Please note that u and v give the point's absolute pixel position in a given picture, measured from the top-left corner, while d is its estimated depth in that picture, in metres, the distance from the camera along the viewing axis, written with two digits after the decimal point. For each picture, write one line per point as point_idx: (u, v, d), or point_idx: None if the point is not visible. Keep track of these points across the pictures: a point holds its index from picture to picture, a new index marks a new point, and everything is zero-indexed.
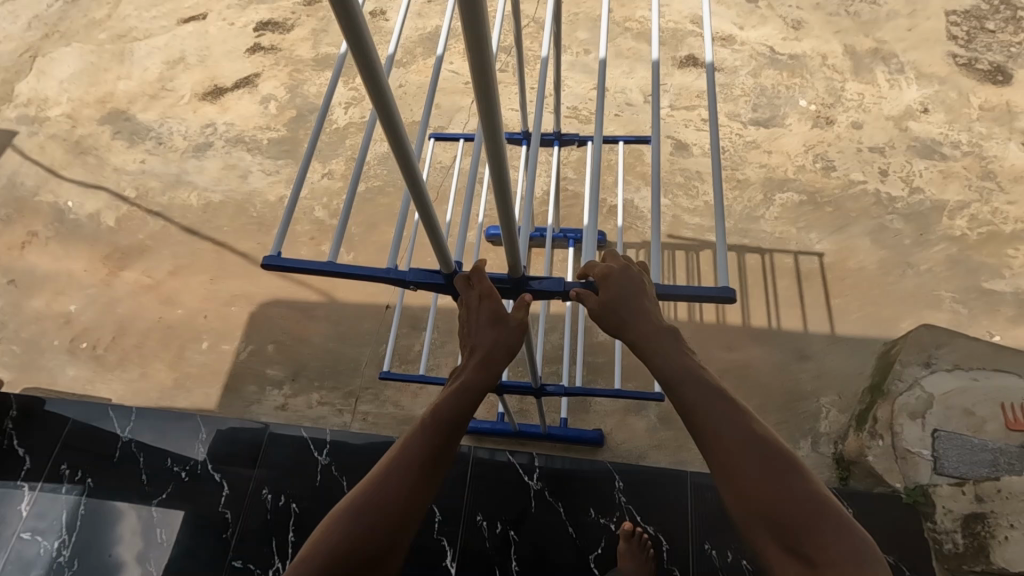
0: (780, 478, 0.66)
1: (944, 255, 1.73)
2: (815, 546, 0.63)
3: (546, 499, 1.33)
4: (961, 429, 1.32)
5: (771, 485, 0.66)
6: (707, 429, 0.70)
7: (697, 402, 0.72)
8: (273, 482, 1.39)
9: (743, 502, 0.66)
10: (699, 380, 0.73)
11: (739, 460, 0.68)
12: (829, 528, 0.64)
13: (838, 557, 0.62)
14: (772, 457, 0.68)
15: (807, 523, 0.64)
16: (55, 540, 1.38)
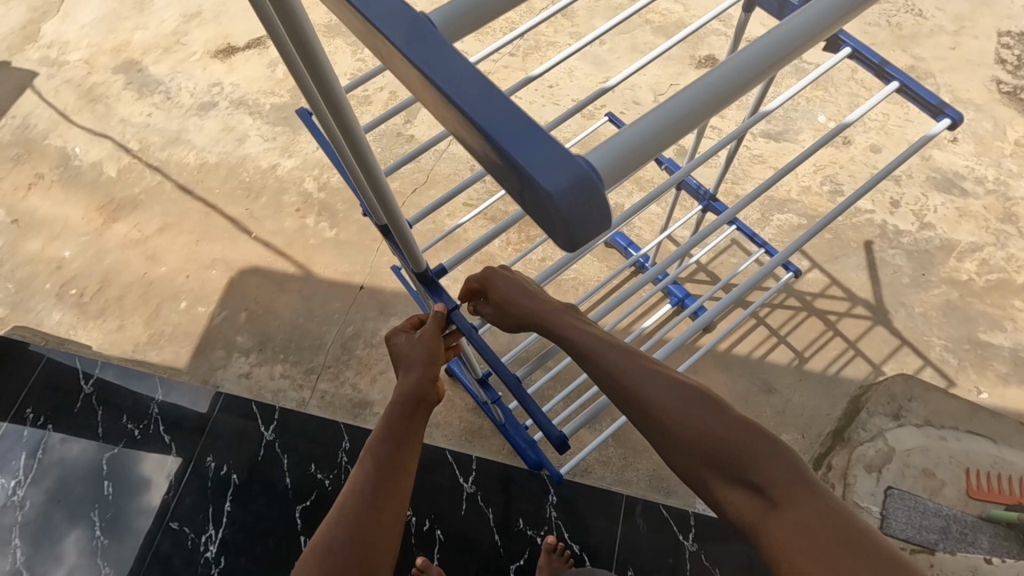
0: (711, 411, 0.65)
1: (941, 300, 1.63)
2: (762, 475, 0.61)
3: (477, 503, 1.33)
4: (917, 490, 1.27)
5: (704, 424, 0.64)
6: (626, 390, 0.69)
7: (613, 363, 0.71)
8: (217, 451, 1.51)
9: (694, 453, 0.64)
10: (604, 344, 0.74)
11: (667, 415, 0.65)
12: (772, 447, 0.62)
13: (787, 475, 0.60)
14: (694, 395, 0.66)
15: (752, 452, 0.62)
16: (12, 480, 1.51)
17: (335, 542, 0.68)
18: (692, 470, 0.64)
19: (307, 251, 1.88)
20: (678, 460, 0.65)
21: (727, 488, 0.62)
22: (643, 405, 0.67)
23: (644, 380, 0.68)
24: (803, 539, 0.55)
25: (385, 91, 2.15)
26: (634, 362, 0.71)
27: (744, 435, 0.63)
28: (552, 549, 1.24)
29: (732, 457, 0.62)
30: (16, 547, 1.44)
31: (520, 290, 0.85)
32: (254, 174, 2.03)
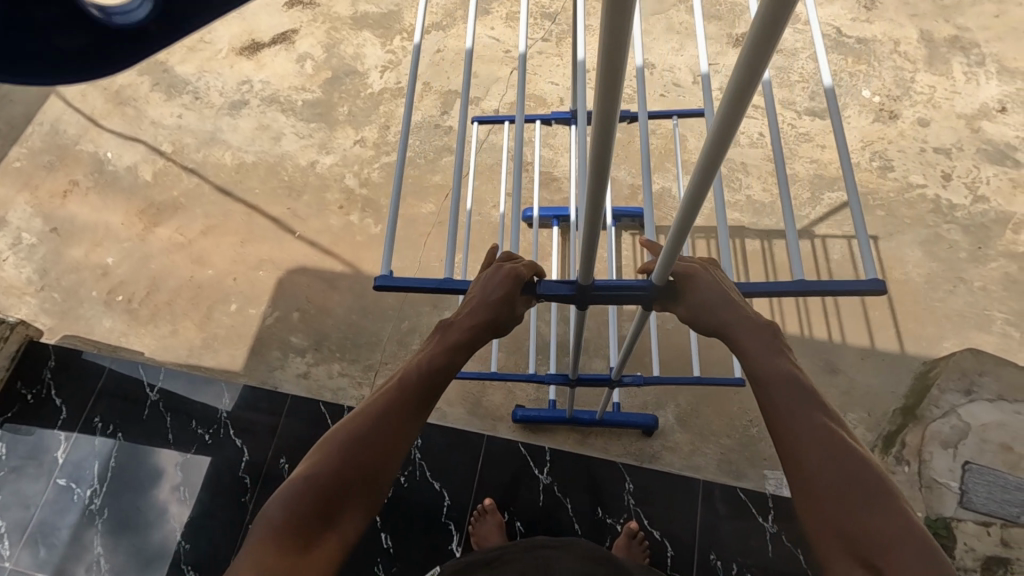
0: (867, 491, 0.63)
1: (1000, 274, 1.63)
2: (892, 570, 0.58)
3: (555, 494, 1.38)
4: (996, 465, 1.28)
5: (863, 512, 0.62)
6: (797, 441, 0.67)
7: (782, 399, 0.69)
8: (290, 452, 1.54)
9: (826, 515, 0.63)
10: (795, 384, 0.70)
11: (824, 477, 0.64)
12: (921, 546, 0.59)
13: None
14: (862, 471, 0.64)
15: (903, 555, 0.59)
16: (88, 489, 1.54)
17: (332, 466, 0.70)
18: (819, 537, 0.63)
19: (354, 248, 1.87)
20: (815, 524, 0.64)
21: (848, 567, 0.60)
22: (797, 459, 0.66)
23: (815, 438, 0.66)
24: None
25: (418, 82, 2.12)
26: (814, 423, 0.67)
27: (897, 534, 0.60)
28: (634, 534, 1.29)
29: (876, 552, 0.60)
30: (99, 555, 1.47)
31: (716, 303, 0.74)
32: (293, 172, 2.02)
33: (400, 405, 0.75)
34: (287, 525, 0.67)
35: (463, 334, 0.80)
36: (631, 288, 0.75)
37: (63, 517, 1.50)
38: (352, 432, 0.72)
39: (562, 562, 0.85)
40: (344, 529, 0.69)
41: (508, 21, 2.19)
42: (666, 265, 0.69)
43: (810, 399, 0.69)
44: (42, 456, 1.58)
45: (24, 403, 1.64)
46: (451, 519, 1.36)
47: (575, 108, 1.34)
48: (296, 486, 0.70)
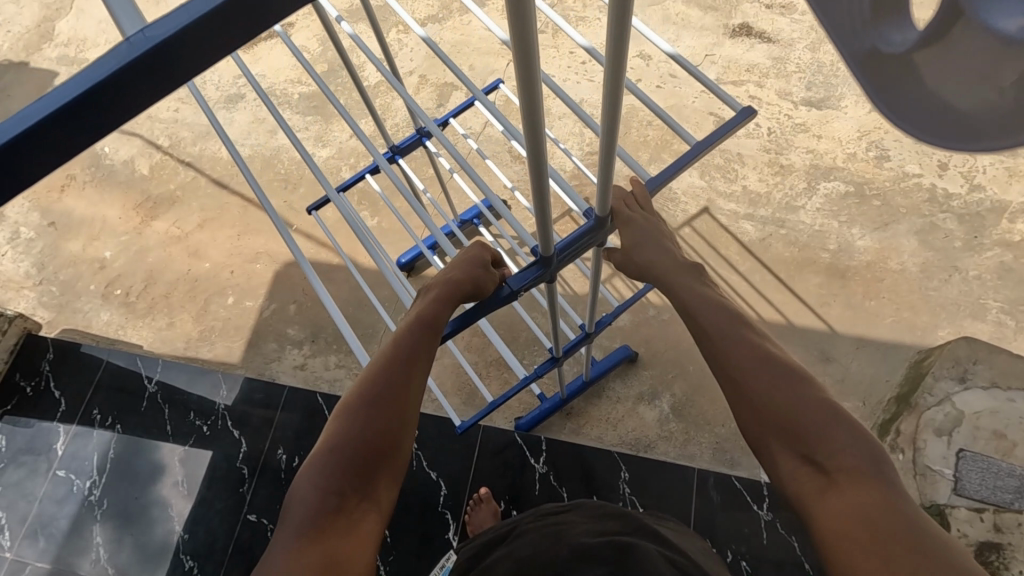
0: (795, 387, 0.68)
1: (996, 263, 1.63)
2: (827, 454, 0.63)
3: (550, 483, 1.38)
4: (989, 452, 1.28)
5: (790, 402, 0.67)
6: (728, 355, 0.72)
7: (709, 322, 0.76)
8: (288, 444, 1.55)
9: (765, 417, 0.68)
10: (717, 309, 0.77)
11: (754, 381, 0.69)
12: (844, 426, 0.65)
13: (856, 461, 0.62)
14: (788, 372, 0.70)
15: (829, 436, 0.64)
16: (87, 480, 1.55)
17: (350, 444, 0.71)
18: (762, 439, 0.68)
19: (351, 240, 1.86)
20: (749, 422, 0.69)
21: (791, 457, 0.65)
22: (725, 364, 0.72)
23: (738, 344, 0.72)
24: (845, 517, 0.59)
25: (414, 74, 2.11)
26: (738, 335, 0.73)
27: (821, 417, 0.66)
28: None
29: (805, 435, 0.65)
30: (99, 545, 1.48)
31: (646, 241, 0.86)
32: (289, 165, 2.02)
33: (403, 373, 0.75)
34: (322, 509, 0.67)
35: (445, 303, 0.82)
36: (582, 231, 0.81)
37: (63, 508, 1.51)
38: (361, 406, 0.73)
39: (576, 525, 0.84)
40: (382, 500, 0.70)
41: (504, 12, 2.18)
42: (605, 201, 0.75)
43: (731, 315, 0.76)
44: (41, 448, 1.58)
45: (22, 395, 1.65)
46: (447, 508, 1.36)
47: (390, 144, 1.41)
48: (321, 470, 0.70)
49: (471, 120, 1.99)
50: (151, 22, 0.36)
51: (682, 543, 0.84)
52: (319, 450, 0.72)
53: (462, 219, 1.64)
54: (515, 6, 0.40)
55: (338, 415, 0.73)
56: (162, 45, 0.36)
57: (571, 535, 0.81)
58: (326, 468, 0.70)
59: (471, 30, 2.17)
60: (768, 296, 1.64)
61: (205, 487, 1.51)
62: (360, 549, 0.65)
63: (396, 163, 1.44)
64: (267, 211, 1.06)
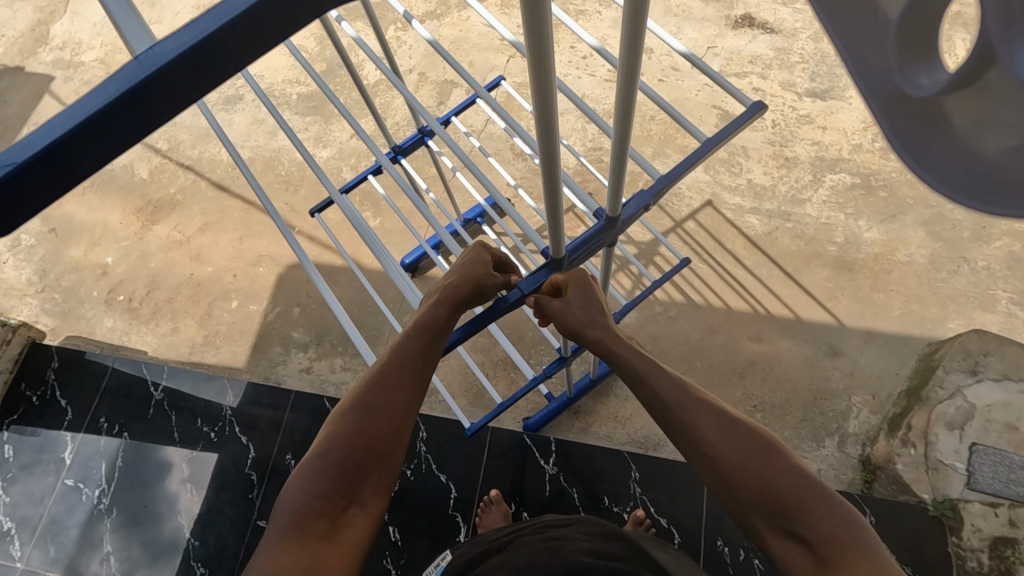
0: (763, 463, 0.67)
1: (1004, 253, 1.62)
2: (811, 528, 0.62)
3: (560, 484, 1.38)
4: (1002, 445, 1.27)
5: (768, 477, 0.66)
6: (693, 433, 0.70)
7: (667, 394, 0.74)
8: (296, 449, 1.54)
9: (745, 494, 0.66)
10: (668, 378, 0.75)
11: (725, 459, 0.68)
12: (823, 497, 0.64)
13: (841, 532, 0.61)
14: (754, 446, 0.68)
15: (809, 508, 0.63)
16: (96, 489, 1.54)
17: (344, 448, 0.70)
18: (747, 519, 0.66)
19: (354, 242, 1.85)
20: (732, 501, 0.67)
21: (776, 534, 0.64)
22: (698, 443, 0.70)
23: (707, 420, 0.71)
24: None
25: (414, 72, 2.09)
26: (694, 408, 0.72)
27: (800, 488, 0.65)
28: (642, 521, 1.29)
29: (789, 510, 0.64)
30: (109, 553, 1.47)
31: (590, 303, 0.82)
32: (290, 167, 2.00)
33: (402, 379, 0.75)
34: (308, 514, 0.65)
35: (445, 310, 0.80)
36: (593, 229, 0.80)
37: (72, 517, 1.51)
38: (355, 409, 0.72)
39: (574, 541, 0.81)
40: (367, 510, 0.69)
41: (503, 8, 2.15)
42: (615, 204, 0.75)
43: (685, 387, 0.74)
44: (49, 457, 1.58)
45: (28, 404, 1.64)
46: (457, 511, 1.36)
47: (393, 143, 1.39)
48: (307, 474, 0.68)
49: (472, 117, 1.97)
50: (158, 39, 0.34)
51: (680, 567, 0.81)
52: (309, 453, 0.71)
53: (465, 219, 1.62)
54: (535, 23, 0.41)
55: (334, 418, 0.73)
56: (173, 59, 0.34)
57: (567, 551, 0.79)
58: (311, 469, 0.69)
59: (470, 26, 2.14)
60: (774, 291, 1.63)
61: (213, 493, 1.51)
62: (343, 557, 0.64)
63: (398, 163, 1.42)
64: (270, 214, 1.03)
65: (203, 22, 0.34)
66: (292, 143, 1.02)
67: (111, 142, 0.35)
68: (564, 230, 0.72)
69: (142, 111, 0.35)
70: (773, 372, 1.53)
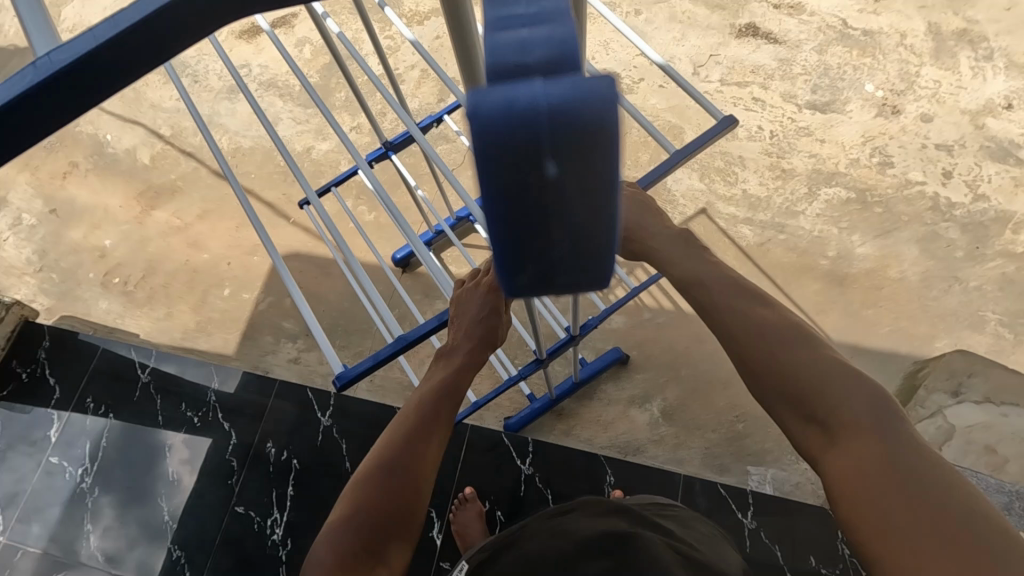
0: (796, 350, 0.73)
1: (997, 274, 1.61)
2: (829, 410, 0.68)
3: (535, 484, 1.39)
4: (978, 467, 1.27)
5: (797, 371, 0.71)
6: (730, 327, 0.78)
7: (714, 296, 0.81)
8: (277, 438, 1.56)
9: (775, 384, 0.72)
10: (714, 283, 0.83)
11: (756, 346, 0.75)
12: (851, 380, 0.69)
13: (857, 411, 0.67)
14: (786, 332, 0.75)
15: (830, 392, 0.69)
16: (79, 468, 1.57)
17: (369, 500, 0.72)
18: (773, 405, 0.73)
19: (348, 235, 1.86)
20: (763, 393, 0.74)
21: (799, 420, 0.70)
22: (738, 341, 0.77)
23: (747, 325, 0.77)
24: (856, 475, 0.63)
25: (416, 68, 2.10)
26: (734, 303, 0.80)
27: (827, 380, 0.70)
28: None
29: (813, 401, 0.69)
30: (89, 532, 1.50)
31: (643, 208, 0.93)
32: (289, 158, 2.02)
33: (420, 430, 0.78)
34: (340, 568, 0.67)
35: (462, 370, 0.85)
36: None
37: (55, 494, 1.54)
38: (378, 473, 0.74)
39: (579, 521, 0.84)
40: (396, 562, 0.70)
41: None
42: None
43: (731, 289, 0.81)
44: (35, 435, 1.61)
45: (19, 381, 1.67)
46: (432, 507, 1.37)
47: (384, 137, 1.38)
48: (338, 535, 0.70)
49: None
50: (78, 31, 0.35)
51: (683, 532, 0.87)
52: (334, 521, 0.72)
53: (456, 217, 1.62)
54: None
55: (355, 483, 0.74)
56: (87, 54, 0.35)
57: (578, 531, 0.81)
58: (341, 534, 0.70)
59: None
60: None
61: (195, 477, 1.53)
62: None
63: (387, 158, 1.41)
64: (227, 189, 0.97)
65: (118, 18, 0.35)
66: (262, 121, 0.99)
67: (38, 125, 0.36)
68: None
69: (71, 93, 0.36)
70: None
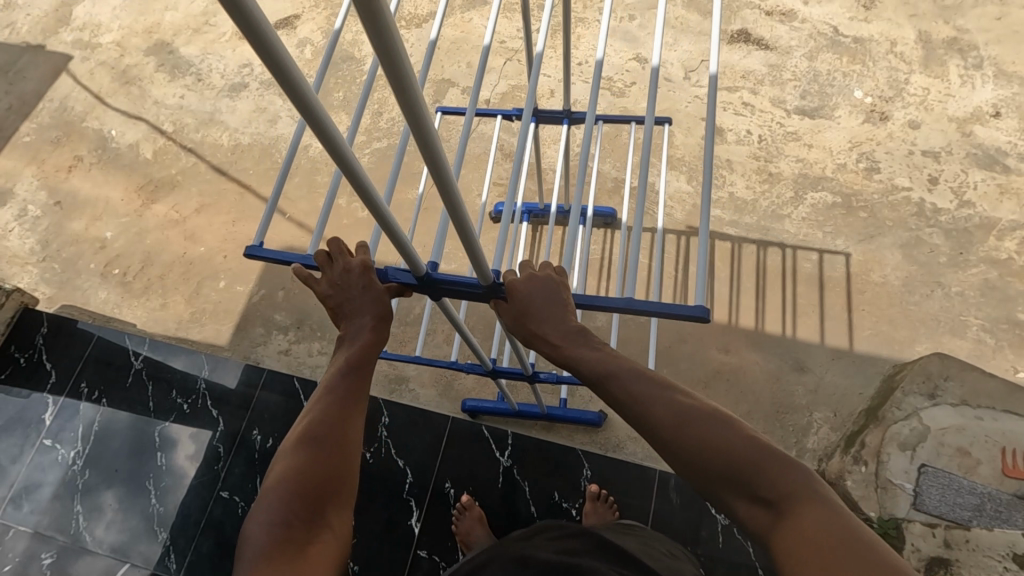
0: (724, 430, 0.64)
1: (980, 280, 1.62)
2: (769, 487, 0.61)
3: (513, 477, 1.41)
4: (952, 468, 1.28)
5: (722, 448, 0.63)
6: (647, 411, 0.67)
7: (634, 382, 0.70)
8: (263, 426, 1.59)
9: (706, 465, 0.64)
10: (631, 370, 0.71)
11: (678, 425, 0.65)
12: (779, 457, 0.63)
13: (792, 481, 0.61)
14: (705, 412, 0.66)
15: (766, 464, 0.62)
16: (70, 451, 1.62)
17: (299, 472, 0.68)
18: (709, 483, 0.64)
19: (341, 231, 1.90)
20: (697, 478, 0.65)
21: (739, 500, 0.62)
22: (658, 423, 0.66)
23: (661, 401, 0.67)
24: (812, 546, 0.55)
25: (413, 70, 2.14)
26: (650, 386, 0.69)
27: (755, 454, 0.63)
28: (597, 496, 1.34)
29: (752, 476, 0.62)
30: (78, 513, 1.54)
31: (552, 297, 0.77)
32: None
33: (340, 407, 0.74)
34: (275, 543, 0.63)
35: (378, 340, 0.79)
36: (466, 285, 0.77)
37: (46, 476, 1.59)
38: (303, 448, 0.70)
39: (538, 546, 0.81)
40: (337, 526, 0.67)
41: (505, 11, 2.18)
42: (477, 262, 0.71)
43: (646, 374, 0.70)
44: (30, 418, 1.66)
45: (16, 365, 1.72)
46: (412, 496, 1.40)
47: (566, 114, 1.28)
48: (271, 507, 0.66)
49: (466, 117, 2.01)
50: None
51: (642, 552, 0.86)
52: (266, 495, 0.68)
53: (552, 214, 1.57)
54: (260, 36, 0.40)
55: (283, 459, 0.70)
56: None
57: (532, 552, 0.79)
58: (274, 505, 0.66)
59: (472, 28, 2.17)
60: (746, 304, 1.64)
61: (182, 463, 1.57)
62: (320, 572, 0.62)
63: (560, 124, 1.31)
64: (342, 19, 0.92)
65: None
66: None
67: None
68: (414, 254, 0.68)
69: None
70: (737, 383, 1.55)
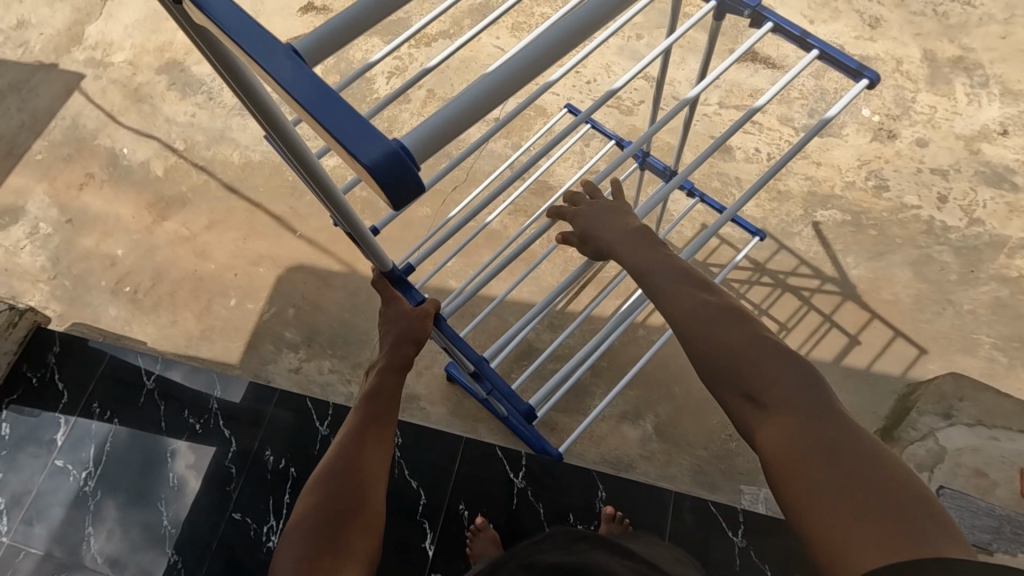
0: (734, 330, 0.67)
1: (990, 298, 1.62)
2: (767, 386, 0.63)
3: (528, 498, 1.40)
4: (968, 490, 1.27)
5: (755, 362, 0.65)
6: (668, 303, 0.72)
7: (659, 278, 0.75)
8: (275, 446, 1.59)
9: (712, 359, 0.67)
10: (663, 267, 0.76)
11: (699, 318, 0.69)
12: (785, 362, 0.64)
13: (792, 389, 0.62)
14: (729, 310, 0.69)
15: (771, 371, 0.64)
16: (82, 471, 1.61)
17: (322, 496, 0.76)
18: (712, 380, 0.67)
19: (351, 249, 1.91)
20: (704, 369, 0.68)
21: (734, 400, 0.65)
22: (702, 323, 0.68)
23: (683, 296, 0.72)
24: (792, 448, 0.58)
25: (422, 88, 2.16)
26: (675, 281, 0.74)
27: (808, 401, 0.62)
28: (612, 517, 1.34)
29: (751, 379, 0.64)
30: (89, 534, 1.53)
31: (602, 216, 0.87)
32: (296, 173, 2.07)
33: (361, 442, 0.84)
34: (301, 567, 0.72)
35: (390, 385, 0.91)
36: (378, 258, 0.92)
37: (57, 497, 1.58)
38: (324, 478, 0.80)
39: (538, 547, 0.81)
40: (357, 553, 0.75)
41: (513, 31, 2.21)
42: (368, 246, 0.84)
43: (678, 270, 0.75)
44: (42, 438, 1.65)
45: (27, 385, 1.72)
46: (425, 518, 1.39)
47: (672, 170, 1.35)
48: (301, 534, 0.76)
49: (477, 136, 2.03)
50: None
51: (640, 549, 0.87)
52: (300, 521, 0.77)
53: None
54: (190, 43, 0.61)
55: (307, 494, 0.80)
56: None
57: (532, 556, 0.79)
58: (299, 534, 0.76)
59: (481, 47, 2.20)
60: None
61: (194, 483, 1.56)
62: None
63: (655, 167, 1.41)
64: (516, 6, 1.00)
65: None
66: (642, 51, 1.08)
67: None
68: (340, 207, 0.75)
69: None
70: None
